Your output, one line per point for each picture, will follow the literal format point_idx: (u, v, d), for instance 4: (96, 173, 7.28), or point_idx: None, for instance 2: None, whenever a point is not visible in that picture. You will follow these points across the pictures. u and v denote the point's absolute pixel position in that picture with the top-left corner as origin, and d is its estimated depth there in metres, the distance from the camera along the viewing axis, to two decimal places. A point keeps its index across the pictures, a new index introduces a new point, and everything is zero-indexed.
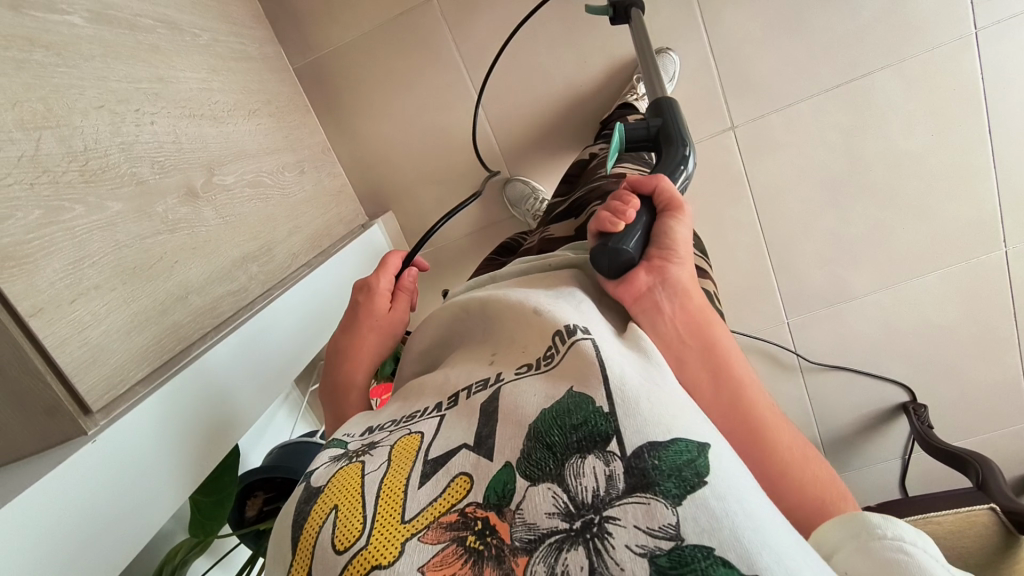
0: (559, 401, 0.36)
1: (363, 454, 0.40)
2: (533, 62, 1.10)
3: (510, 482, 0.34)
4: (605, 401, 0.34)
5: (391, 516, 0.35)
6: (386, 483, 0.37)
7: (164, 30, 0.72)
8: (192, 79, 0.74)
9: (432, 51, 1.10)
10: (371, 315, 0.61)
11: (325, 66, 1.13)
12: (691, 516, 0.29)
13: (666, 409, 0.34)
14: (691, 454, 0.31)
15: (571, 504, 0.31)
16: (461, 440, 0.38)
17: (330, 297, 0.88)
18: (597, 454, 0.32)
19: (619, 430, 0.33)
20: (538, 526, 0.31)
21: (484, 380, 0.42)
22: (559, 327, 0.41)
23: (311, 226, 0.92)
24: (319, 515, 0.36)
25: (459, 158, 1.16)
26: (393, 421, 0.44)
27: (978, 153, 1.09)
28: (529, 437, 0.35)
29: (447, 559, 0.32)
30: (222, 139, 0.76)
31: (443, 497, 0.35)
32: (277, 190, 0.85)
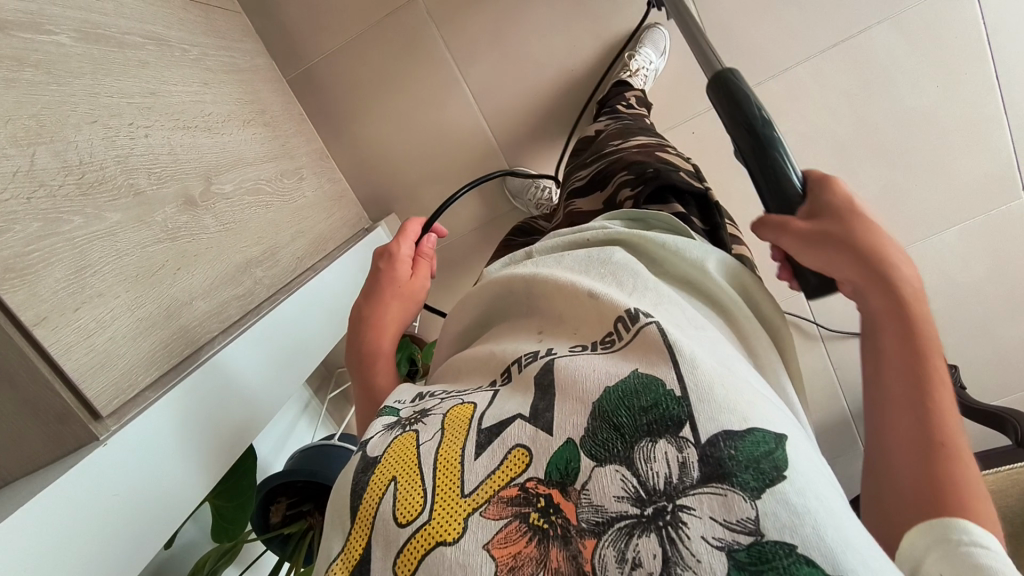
0: (624, 379, 0.34)
1: (416, 423, 0.40)
2: (524, 51, 1.09)
3: (574, 460, 0.32)
4: (676, 383, 0.32)
5: (449, 491, 0.34)
6: (441, 454, 0.36)
7: (152, 47, 0.73)
8: (184, 92, 0.75)
9: (421, 49, 1.10)
10: (396, 282, 0.63)
11: (318, 74, 1.14)
12: (771, 511, 0.28)
13: (742, 396, 0.32)
14: (770, 446, 0.30)
15: (641, 489, 0.30)
16: (516, 410, 0.36)
17: (337, 299, 0.89)
18: (669, 438, 0.31)
19: (693, 416, 0.31)
20: (606, 508, 0.30)
21: (534, 352, 0.40)
22: (620, 312, 0.38)
23: (315, 231, 0.92)
24: (377, 486, 0.36)
25: (457, 155, 1.16)
26: (445, 391, 0.44)
27: (989, 99, 1.06)
28: (593, 415, 0.33)
29: (512, 536, 0.31)
30: (217, 150, 0.77)
31: (501, 470, 0.34)
32: (278, 197, 0.86)
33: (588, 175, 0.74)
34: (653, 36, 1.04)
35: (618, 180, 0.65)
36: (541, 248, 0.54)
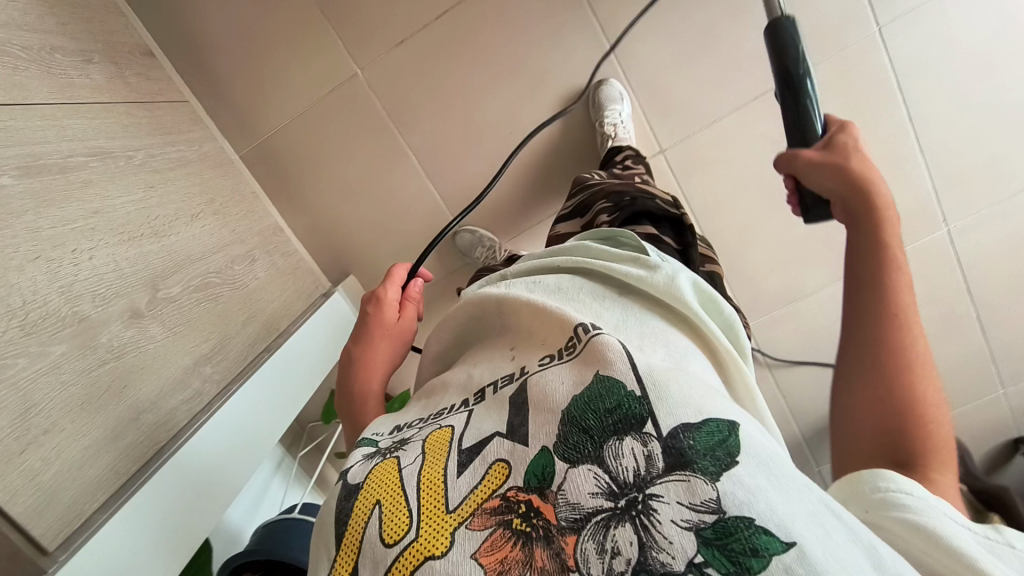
0: (586, 386, 0.39)
1: (397, 449, 0.44)
2: (464, 120, 1.14)
3: (549, 465, 0.37)
4: (636, 385, 0.38)
5: (435, 508, 0.38)
6: (424, 474, 0.40)
7: (96, 163, 0.78)
8: (129, 202, 0.80)
9: (366, 119, 1.14)
10: (386, 323, 0.67)
11: (269, 148, 1.17)
12: (730, 489, 0.32)
13: (694, 399, 0.37)
14: (723, 434, 0.35)
15: (613, 484, 0.35)
16: (493, 428, 0.41)
17: (292, 377, 0.93)
18: (634, 435, 0.36)
19: (653, 411, 0.36)
20: (582, 505, 0.34)
21: (510, 375, 0.45)
22: (577, 323, 0.44)
23: (268, 310, 0.97)
24: (361, 512, 0.39)
25: (408, 218, 1.21)
26: (420, 418, 0.47)
27: (905, 141, 1.12)
28: (562, 421, 0.39)
29: (497, 543, 0.35)
30: (165, 252, 0.81)
31: (484, 483, 0.38)
32: (228, 286, 0.90)
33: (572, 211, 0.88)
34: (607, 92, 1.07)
35: (598, 207, 0.80)
36: (513, 269, 0.59)
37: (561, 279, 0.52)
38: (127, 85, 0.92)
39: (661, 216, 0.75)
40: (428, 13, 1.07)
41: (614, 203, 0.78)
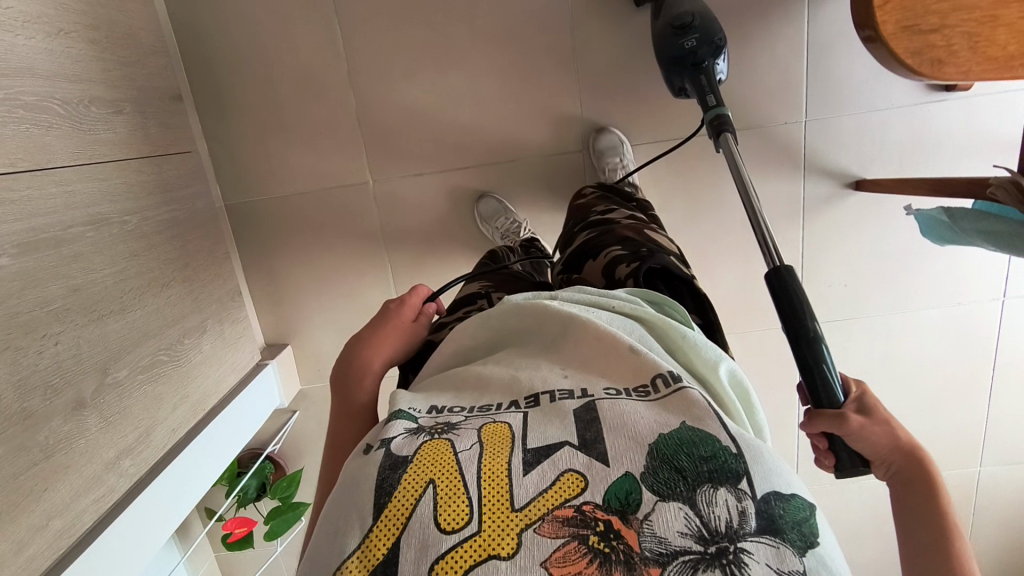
0: (677, 429, 0.42)
1: (446, 432, 0.44)
2: (447, 258, 1.22)
3: (635, 492, 0.39)
4: (731, 442, 0.41)
5: (499, 504, 0.39)
6: (485, 465, 0.41)
7: (92, 232, 0.78)
8: (110, 275, 0.80)
9: (360, 221, 1.19)
10: (399, 319, 0.67)
11: (256, 208, 1.19)
12: (814, 567, 0.37)
13: (782, 469, 0.41)
14: (806, 513, 0.39)
15: (704, 529, 0.37)
16: (562, 437, 0.42)
17: (196, 472, 0.96)
18: (729, 489, 0.39)
19: (749, 472, 0.40)
20: (669, 541, 0.37)
21: (570, 391, 0.47)
22: (660, 371, 0.47)
23: (198, 390, 0.98)
24: (414, 488, 0.40)
25: (363, 319, 1.25)
26: (463, 407, 0.48)
27: (791, 413, 1.33)
28: (652, 454, 0.41)
29: (570, 556, 0.36)
30: (126, 330, 0.82)
31: (554, 490, 0.39)
32: (171, 365, 0.91)
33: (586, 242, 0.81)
34: (606, 140, 1.12)
35: (613, 252, 0.73)
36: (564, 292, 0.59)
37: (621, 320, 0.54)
38: (146, 138, 0.92)
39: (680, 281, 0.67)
40: (452, 160, 1.16)
41: (631, 253, 0.71)
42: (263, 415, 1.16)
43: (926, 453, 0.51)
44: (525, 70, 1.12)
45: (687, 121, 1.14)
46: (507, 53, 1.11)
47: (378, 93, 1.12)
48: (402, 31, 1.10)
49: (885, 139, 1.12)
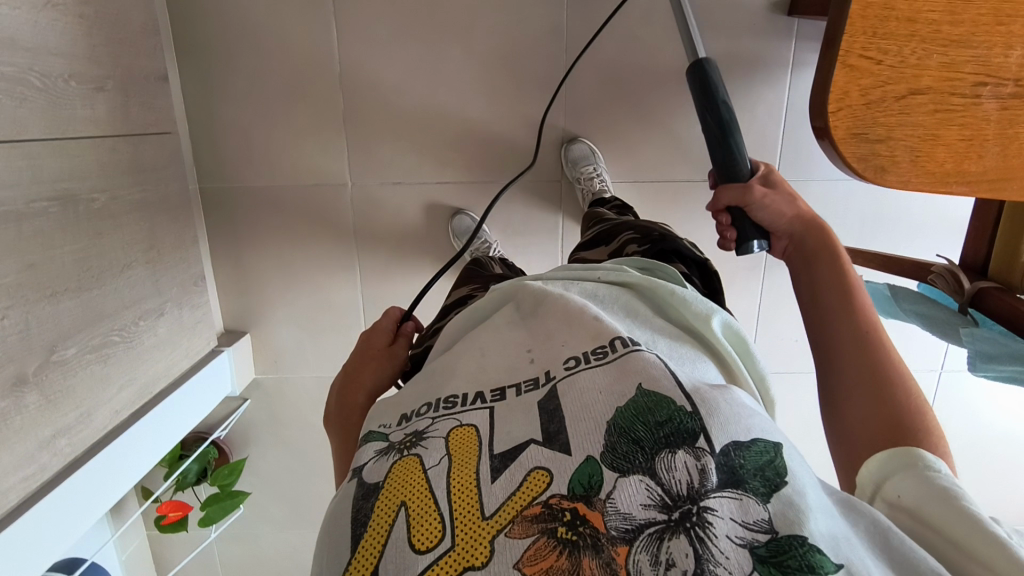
0: (631, 399, 0.41)
1: (415, 446, 0.42)
2: (417, 265, 1.23)
3: (597, 475, 0.37)
4: (685, 401, 0.40)
5: (469, 515, 0.37)
6: (453, 479, 0.39)
7: (56, 209, 0.77)
8: (69, 253, 0.79)
9: (335, 220, 1.20)
10: (371, 347, 0.66)
11: (231, 194, 1.18)
12: (779, 511, 0.36)
13: (738, 415, 0.40)
14: (769, 455, 0.38)
15: (666, 496, 0.36)
16: (527, 435, 0.40)
17: (135, 455, 0.96)
18: (687, 449, 0.38)
19: (705, 429, 0.39)
20: (634, 517, 0.35)
21: (535, 379, 0.45)
22: (615, 334, 0.46)
23: (147, 373, 0.98)
24: (386, 515, 0.38)
25: (325, 315, 1.26)
26: (429, 407, 0.46)
27: None
28: (610, 431, 0.39)
29: (541, 552, 0.34)
30: (80, 309, 0.81)
31: (522, 491, 0.37)
32: (122, 346, 0.90)
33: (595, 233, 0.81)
34: (577, 149, 1.13)
35: (624, 237, 0.73)
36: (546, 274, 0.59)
37: (605, 290, 0.53)
38: (125, 117, 0.91)
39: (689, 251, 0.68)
40: (434, 172, 1.18)
41: (642, 235, 0.71)
42: (212, 400, 1.16)
43: (824, 224, 0.70)
44: (515, 95, 1.14)
45: (664, 166, 1.17)
46: (500, 76, 1.13)
47: (368, 95, 1.13)
48: (399, 40, 1.11)
49: (848, 207, 1.17)
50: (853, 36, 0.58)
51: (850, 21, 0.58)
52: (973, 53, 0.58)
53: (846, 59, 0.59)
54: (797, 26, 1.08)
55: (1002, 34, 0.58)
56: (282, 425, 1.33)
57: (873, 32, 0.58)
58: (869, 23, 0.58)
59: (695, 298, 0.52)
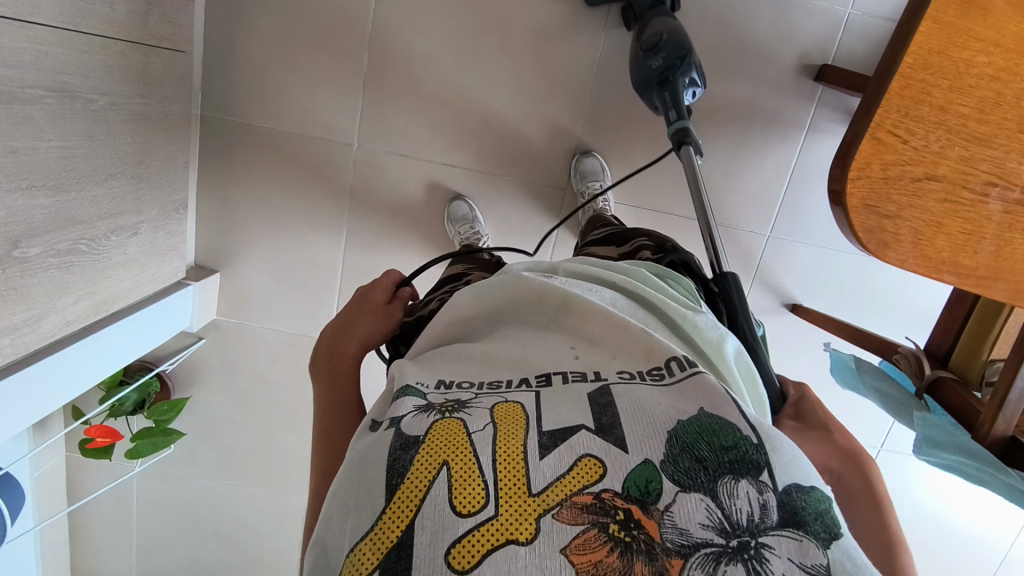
0: (695, 417, 0.40)
1: (457, 411, 0.42)
2: (406, 242, 1.22)
3: (655, 481, 0.36)
4: (751, 431, 0.39)
5: (515, 487, 0.36)
6: (500, 446, 0.38)
7: (51, 99, 0.73)
8: (54, 149, 0.75)
9: (334, 179, 1.18)
10: (367, 302, 0.66)
11: (232, 129, 1.15)
12: (838, 561, 0.34)
13: (801, 459, 0.39)
14: (827, 505, 0.37)
15: (725, 521, 0.35)
16: (579, 421, 0.40)
17: (77, 371, 0.92)
18: (750, 480, 0.36)
19: (771, 464, 0.37)
20: (690, 533, 0.34)
21: (581, 373, 0.45)
22: (671, 355, 0.46)
23: (107, 290, 0.94)
24: (427, 469, 0.37)
25: (302, 270, 1.23)
26: (472, 384, 0.46)
27: None
28: (672, 442, 0.39)
29: (589, 544, 0.34)
30: (54, 209, 0.77)
31: (570, 475, 0.37)
32: (88, 257, 0.86)
33: (605, 236, 0.82)
34: (588, 164, 1.14)
35: (638, 242, 0.73)
36: (567, 268, 0.59)
37: (620, 301, 0.53)
38: (142, 24, 0.88)
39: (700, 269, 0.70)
40: (444, 153, 1.17)
41: (656, 244, 0.72)
42: (169, 331, 1.12)
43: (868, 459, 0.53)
44: (541, 95, 1.14)
45: (667, 198, 1.19)
46: (529, 74, 1.13)
47: (396, 62, 1.12)
48: (439, 14, 1.10)
49: (830, 275, 1.21)
50: (887, 111, 0.61)
51: (888, 97, 0.60)
52: (992, 154, 0.61)
53: (876, 132, 0.61)
54: (820, 94, 1.12)
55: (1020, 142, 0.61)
56: (233, 373, 1.29)
57: (906, 112, 0.61)
58: (903, 103, 0.60)
59: (710, 325, 0.51)
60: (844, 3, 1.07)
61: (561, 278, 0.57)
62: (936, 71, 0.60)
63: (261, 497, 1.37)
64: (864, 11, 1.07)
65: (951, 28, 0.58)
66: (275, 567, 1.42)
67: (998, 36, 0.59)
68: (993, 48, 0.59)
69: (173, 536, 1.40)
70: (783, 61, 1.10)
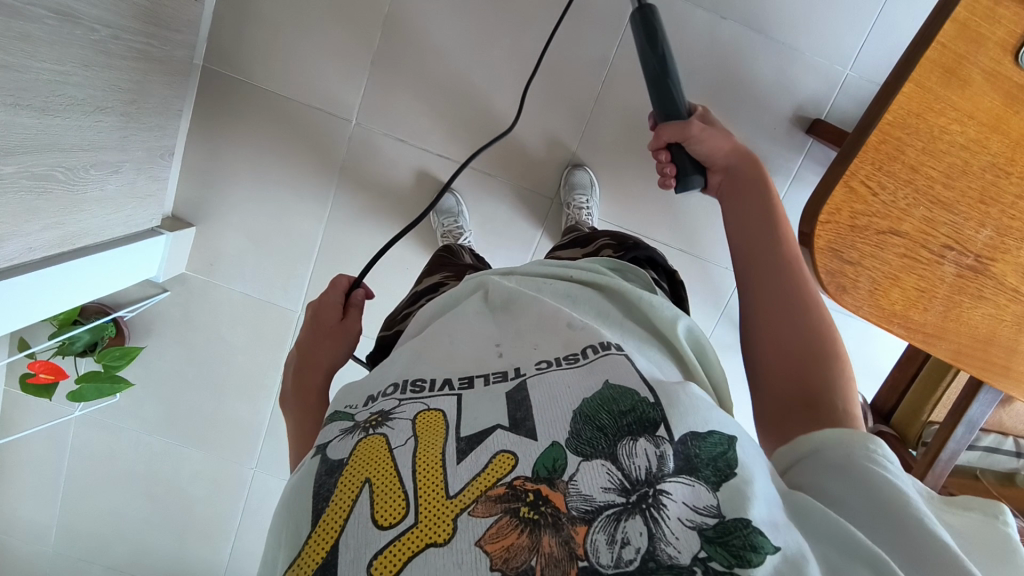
0: (597, 391, 0.42)
1: (381, 426, 0.41)
2: (387, 225, 1.22)
3: (561, 458, 0.38)
4: (647, 392, 0.42)
5: (434, 493, 0.37)
6: (419, 457, 0.39)
7: (53, 21, 0.72)
8: (48, 71, 0.74)
9: (325, 151, 1.18)
10: (322, 326, 0.65)
11: (232, 86, 1.14)
12: (727, 497, 0.37)
13: (698, 407, 0.42)
14: (723, 447, 0.40)
15: (625, 480, 0.37)
16: (495, 420, 0.41)
17: (31, 302, 0.89)
18: (647, 437, 0.39)
19: (666, 418, 0.40)
20: (594, 498, 0.36)
21: (502, 373, 0.45)
22: (590, 341, 0.47)
23: (77, 224, 0.92)
24: (350, 490, 0.38)
25: (278, 237, 1.22)
26: (395, 388, 0.45)
27: None
28: (576, 418, 0.40)
29: (503, 530, 0.35)
30: (36, 131, 0.75)
31: (487, 472, 0.37)
32: (63, 187, 0.84)
33: (572, 239, 0.83)
34: (578, 177, 1.16)
35: (601, 242, 0.75)
36: (523, 268, 0.60)
37: (578, 290, 0.54)
38: None
39: (663, 263, 0.70)
40: (439, 144, 1.18)
41: (618, 242, 0.73)
42: (132, 277, 1.10)
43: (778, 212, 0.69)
44: (542, 104, 1.16)
45: (648, 224, 1.21)
46: (535, 80, 1.14)
47: (405, 47, 1.13)
48: (455, 8, 1.11)
49: None
50: (862, 163, 0.64)
51: (864, 151, 0.63)
52: (953, 219, 0.65)
53: (848, 181, 0.64)
54: (808, 147, 1.16)
55: (981, 211, 0.64)
56: (191, 330, 1.27)
57: (879, 166, 0.64)
58: (878, 157, 0.63)
59: (663, 305, 0.53)
60: (844, 63, 1.11)
61: (512, 276, 0.58)
62: (912, 132, 0.63)
63: (200, 460, 1.34)
64: (861, 75, 1.12)
65: (930, 94, 0.61)
66: (202, 534, 1.38)
67: (973, 108, 0.62)
68: (967, 119, 0.62)
69: (103, 488, 1.36)
70: (778, 109, 1.14)
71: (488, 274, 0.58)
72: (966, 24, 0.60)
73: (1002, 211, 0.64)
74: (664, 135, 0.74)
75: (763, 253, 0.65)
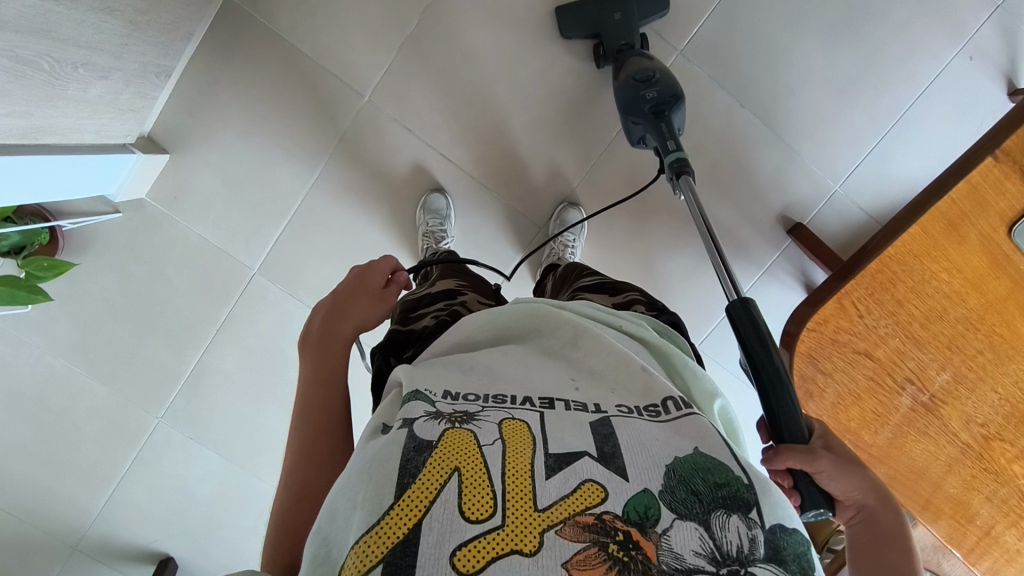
0: (689, 454, 0.41)
1: (467, 423, 0.42)
2: (373, 208, 1.19)
3: (654, 509, 0.37)
4: (741, 470, 0.41)
5: (523, 501, 0.37)
6: (510, 465, 0.39)
7: None
8: None
9: (329, 119, 1.14)
10: (365, 284, 0.64)
11: (251, 26, 1.09)
12: None
13: (785, 500, 0.41)
14: (804, 549, 0.38)
15: (716, 550, 0.36)
16: (584, 447, 0.41)
17: None
18: (741, 516, 0.38)
19: (759, 504, 0.39)
20: (684, 558, 0.35)
21: (583, 404, 0.47)
22: (668, 394, 0.47)
23: (42, 118, 0.83)
24: (438, 474, 0.38)
25: (257, 190, 1.17)
26: (477, 397, 0.46)
27: None
28: (669, 474, 0.40)
29: (591, 562, 0.34)
30: (29, 10, 0.68)
31: (574, 497, 0.37)
32: (42, 76, 0.77)
33: (597, 281, 0.81)
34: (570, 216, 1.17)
35: (630, 295, 0.74)
36: (572, 307, 0.60)
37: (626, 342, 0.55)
38: None
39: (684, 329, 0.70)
40: (445, 144, 1.17)
41: (648, 301, 0.73)
42: (84, 187, 1.02)
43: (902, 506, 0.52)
44: (558, 135, 1.17)
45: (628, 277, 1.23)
46: (557, 111, 1.16)
47: (441, 42, 1.12)
48: (497, 20, 1.12)
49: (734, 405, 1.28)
50: (855, 286, 0.74)
51: (861, 275, 0.73)
52: (920, 355, 0.74)
53: (841, 299, 0.74)
54: (786, 246, 1.21)
55: (947, 355, 0.73)
56: (132, 260, 1.19)
57: (871, 292, 0.74)
58: (873, 284, 0.73)
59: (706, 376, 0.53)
60: (835, 179, 1.18)
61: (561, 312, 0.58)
62: (908, 270, 0.72)
63: (103, 397, 1.25)
64: (847, 194, 1.19)
65: (933, 241, 0.71)
66: (80, 476, 1.28)
67: (963, 264, 0.71)
68: (955, 271, 0.71)
69: None
70: (769, 205, 1.20)
71: (541, 304, 0.58)
72: (977, 186, 0.68)
73: (963, 360, 0.73)
74: (788, 464, 0.51)
75: (880, 562, 0.49)
